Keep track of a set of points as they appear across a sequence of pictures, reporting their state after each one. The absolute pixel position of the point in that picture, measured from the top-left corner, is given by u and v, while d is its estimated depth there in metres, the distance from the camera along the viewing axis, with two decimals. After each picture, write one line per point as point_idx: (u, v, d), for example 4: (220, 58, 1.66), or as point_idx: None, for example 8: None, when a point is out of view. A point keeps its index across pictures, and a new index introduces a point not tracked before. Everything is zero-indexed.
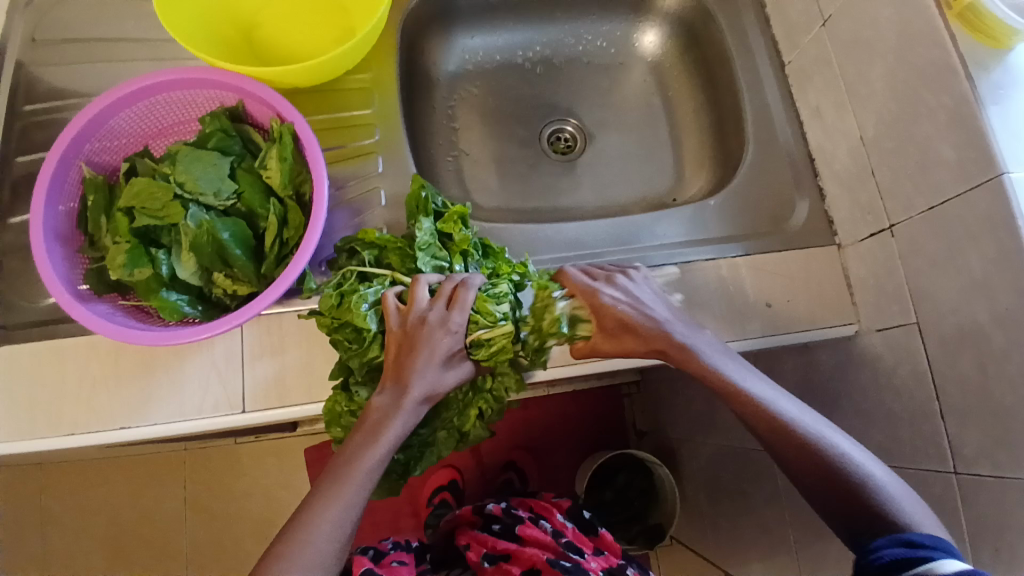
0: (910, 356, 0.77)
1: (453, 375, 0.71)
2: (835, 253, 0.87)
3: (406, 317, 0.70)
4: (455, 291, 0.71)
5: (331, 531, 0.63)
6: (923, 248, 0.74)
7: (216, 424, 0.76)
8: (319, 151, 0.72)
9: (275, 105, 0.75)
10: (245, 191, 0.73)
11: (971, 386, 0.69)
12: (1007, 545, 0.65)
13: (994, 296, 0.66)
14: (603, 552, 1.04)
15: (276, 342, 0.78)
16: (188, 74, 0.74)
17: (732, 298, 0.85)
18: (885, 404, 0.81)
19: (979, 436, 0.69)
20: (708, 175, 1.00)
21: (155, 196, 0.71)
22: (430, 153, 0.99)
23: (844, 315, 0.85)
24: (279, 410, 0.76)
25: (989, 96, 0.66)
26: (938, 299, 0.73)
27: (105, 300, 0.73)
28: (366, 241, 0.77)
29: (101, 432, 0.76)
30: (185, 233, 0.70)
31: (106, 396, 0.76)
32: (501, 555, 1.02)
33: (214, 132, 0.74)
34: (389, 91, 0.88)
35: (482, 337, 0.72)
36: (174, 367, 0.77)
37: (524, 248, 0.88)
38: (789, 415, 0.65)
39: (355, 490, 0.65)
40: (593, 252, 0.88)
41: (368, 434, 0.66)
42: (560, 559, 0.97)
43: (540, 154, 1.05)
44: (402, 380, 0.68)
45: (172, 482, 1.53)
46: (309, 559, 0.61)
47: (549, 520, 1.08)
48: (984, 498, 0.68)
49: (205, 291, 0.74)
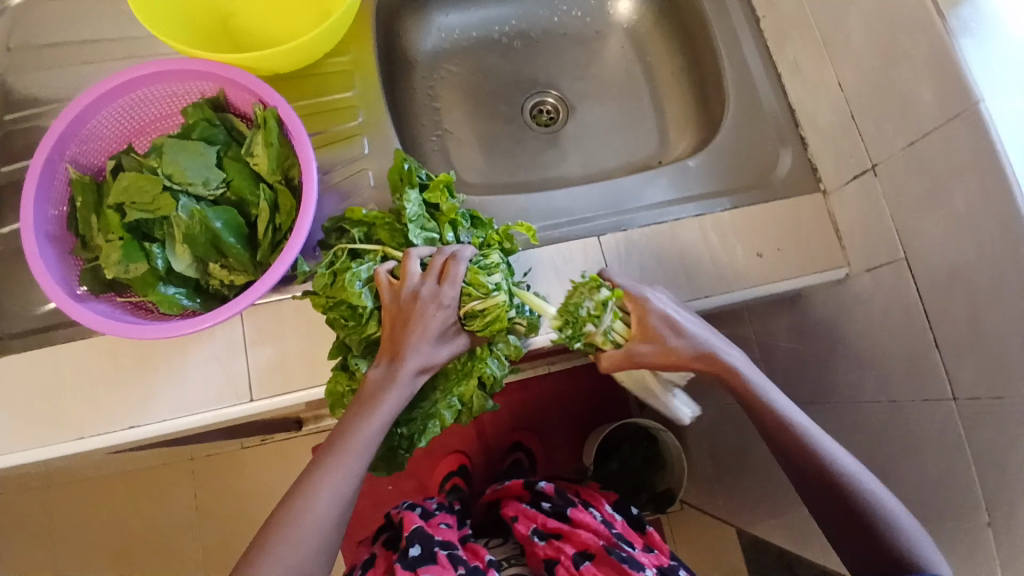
0: (902, 294, 0.79)
1: (446, 348, 0.72)
2: (821, 200, 0.88)
3: (398, 294, 0.70)
4: (446, 265, 0.71)
5: (331, 497, 0.67)
6: (908, 186, 0.75)
7: (223, 415, 0.76)
8: (304, 134, 0.73)
9: (258, 92, 0.75)
10: (234, 179, 0.74)
11: (963, 317, 0.71)
12: (1009, 467, 0.67)
13: (979, 226, 0.67)
14: (654, 549, 1.02)
15: (276, 328, 0.78)
16: (166, 66, 0.74)
17: (724, 251, 0.86)
18: (882, 344, 0.83)
19: (975, 365, 0.70)
20: (691, 135, 1.01)
21: (144, 189, 0.71)
22: (415, 133, 0.99)
23: (834, 260, 0.87)
24: (286, 395, 0.77)
25: (961, 29, 0.67)
26: (925, 235, 0.74)
27: (102, 299, 0.73)
28: (355, 218, 0.77)
29: (107, 433, 0.75)
30: (177, 224, 0.70)
31: (110, 397, 0.75)
32: (552, 533, 1.06)
33: (198, 123, 0.75)
34: (369, 72, 0.88)
35: (476, 308, 0.72)
36: (177, 363, 0.77)
37: (516, 218, 0.88)
38: (827, 454, 0.71)
39: (355, 459, 0.68)
40: (584, 217, 0.89)
41: (364, 407, 0.68)
42: (615, 547, 0.98)
43: (524, 128, 1.06)
44: (396, 355, 0.69)
45: (181, 488, 1.53)
46: (312, 524, 0.66)
47: (599, 508, 1.10)
48: (986, 424, 0.70)
49: (202, 283, 0.74)
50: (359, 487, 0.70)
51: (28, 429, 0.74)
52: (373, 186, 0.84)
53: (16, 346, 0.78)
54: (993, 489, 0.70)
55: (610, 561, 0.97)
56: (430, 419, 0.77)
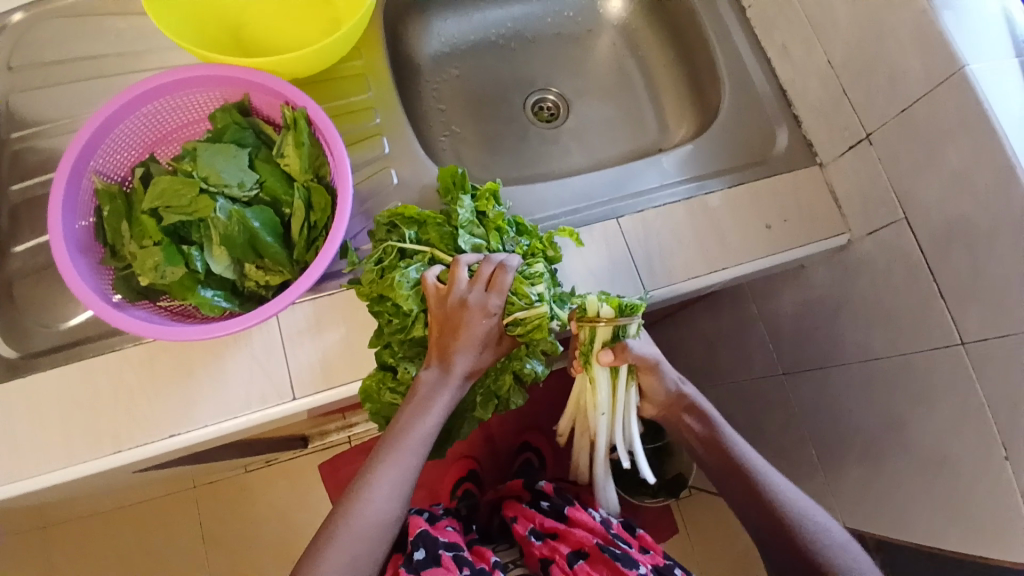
0: (903, 253, 0.84)
1: (491, 352, 0.73)
2: (818, 172, 0.94)
3: (445, 302, 0.70)
4: (495, 274, 0.70)
5: (389, 494, 0.70)
6: (902, 151, 0.82)
7: (266, 417, 0.75)
8: (334, 132, 0.74)
9: (285, 94, 0.76)
10: (267, 179, 0.75)
11: (964, 267, 0.76)
12: (1021, 400, 0.72)
13: (973, 179, 0.73)
14: (649, 550, 0.92)
15: (313, 325, 0.79)
16: (189, 73, 0.75)
17: (735, 224, 0.91)
18: (887, 303, 0.89)
19: (978, 310, 0.76)
20: (689, 122, 1.07)
21: (180, 192, 0.72)
22: (426, 134, 1.02)
23: (835, 227, 0.92)
24: (328, 391, 0.77)
25: (941, 3, 0.74)
26: (921, 195, 0.80)
27: (139, 305, 0.73)
28: (406, 217, 0.76)
29: (147, 444, 0.74)
30: (216, 226, 0.72)
31: (147, 407, 0.75)
32: (549, 533, 0.98)
33: (228, 126, 0.77)
34: (383, 75, 0.90)
35: (519, 318, 0.72)
36: (215, 368, 0.76)
37: (537, 207, 0.91)
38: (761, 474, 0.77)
39: (409, 456, 0.71)
40: (603, 202, 0.92)
41: (416, 408, 0.70)
42: (610, 545, 0.90)
43: (527, 124, 1.09)
44: (446, 358, 0.70)
45: (185, 519, 1.48)
46: (371, 520, 0.70)
47: (600, 507, 0.99)
48: (992, 364, 0.75)
49: (238, 285, 0.75)
50: (413, 482, 0.72)
51: (65, 446, 0.73)
52: (397, 183, 0.85)
53: (43, 364, 0.76)
54: (1007, 423, 0.75)
55: (604, 560, 0.89)
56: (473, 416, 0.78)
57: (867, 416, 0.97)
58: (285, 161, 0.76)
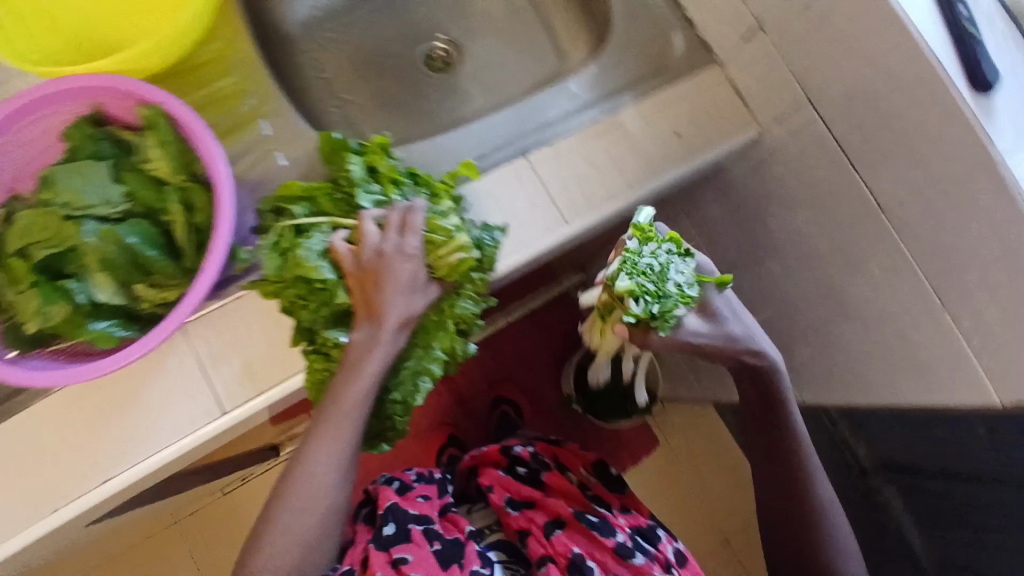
0: (814, 134, 0.85)
1: (421, 297, 0.71)
2: (719, 71, 0.91)
3: (358, 259, 0.68)
4: (403, 215, 0.70)
5: (328, 462, 0.71)
6: (793, 31, 0.80)
7: (182, 449, 0.72)
8: (197, 120, 0.71)
9: (138, 93, 0.72)
10: (136, 189, 0.71)
11: (872, 135, 0.77)
12: (947, 253, 0.74)
13: (864, 43, 0.72)
14: (629, 511, 1.12)
15: (227, 334, 0.75)
16: (33, 93, 0.69)
17: (648, 138, 0.87)
18: (808, 189, 0.90)
19: (892, 173, 0.77)
20: (585, 39, 1.03)
21: (47, 225, 0.67)
22: (307, 106, 0.96)
23: (746, 123, 0.91)
24: (259, 398, 0.74)
25: None
26: (821, 74, 0.80)
27: (36, 356, 0.68)
28: (293, 195, 0.72)
29: (77, 499, 0.69)
30: (89, 252, 0.67)
31: (69, 460, 0.70)
32: (524, 501, 1.10)
33: (82, 143, 0.71)
34: (246, 52, 0.84)
35: (442, 254, 0.70)
36: (133, 403, 0.72)
37: (444, 161, 0.85)
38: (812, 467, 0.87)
39: (348, 426, 0.69)
40: (512, 141, 0.87)
41: (349, 371, 0.68)
42: (585, 514, 1.04)
43: (420, 73, 1.05)
44: (374, 313, 0.68)
45: (172, 559, 1.45)
46: (315, 488, 0.71)
47: (576, 471, 1.19)
48: (915, 223, 0.77)
49: (134, 310, 0.71)
50: (358, 445, 0.72)
51: None
52: (285, 164, 0.80)
53: None
54: (938, 280, 0.77)
55: (581, 528, 1.01)
56: (420, 376, 0.74)
57: (810, 301, 1.00)
58: (151, 165, 0.71)
